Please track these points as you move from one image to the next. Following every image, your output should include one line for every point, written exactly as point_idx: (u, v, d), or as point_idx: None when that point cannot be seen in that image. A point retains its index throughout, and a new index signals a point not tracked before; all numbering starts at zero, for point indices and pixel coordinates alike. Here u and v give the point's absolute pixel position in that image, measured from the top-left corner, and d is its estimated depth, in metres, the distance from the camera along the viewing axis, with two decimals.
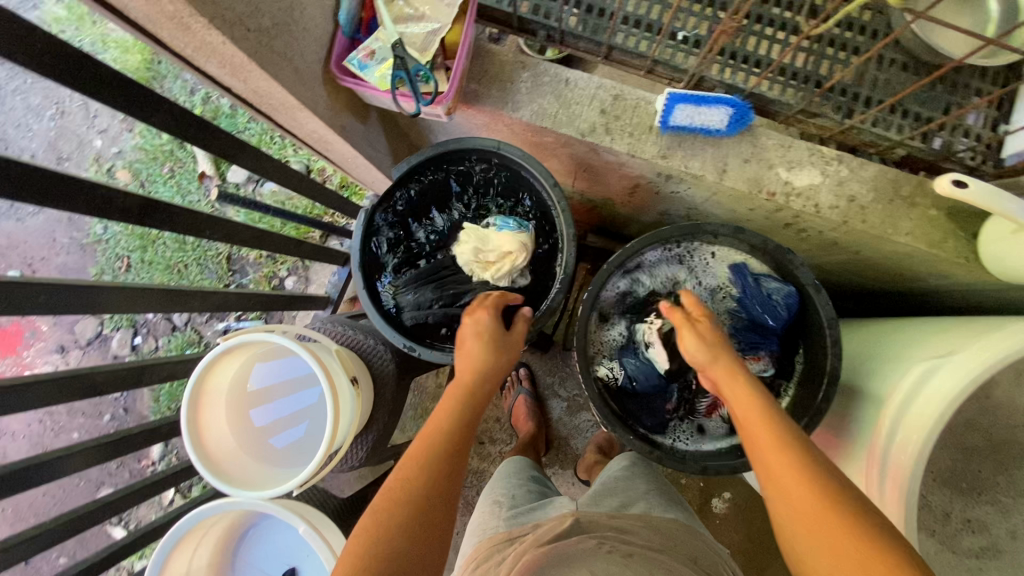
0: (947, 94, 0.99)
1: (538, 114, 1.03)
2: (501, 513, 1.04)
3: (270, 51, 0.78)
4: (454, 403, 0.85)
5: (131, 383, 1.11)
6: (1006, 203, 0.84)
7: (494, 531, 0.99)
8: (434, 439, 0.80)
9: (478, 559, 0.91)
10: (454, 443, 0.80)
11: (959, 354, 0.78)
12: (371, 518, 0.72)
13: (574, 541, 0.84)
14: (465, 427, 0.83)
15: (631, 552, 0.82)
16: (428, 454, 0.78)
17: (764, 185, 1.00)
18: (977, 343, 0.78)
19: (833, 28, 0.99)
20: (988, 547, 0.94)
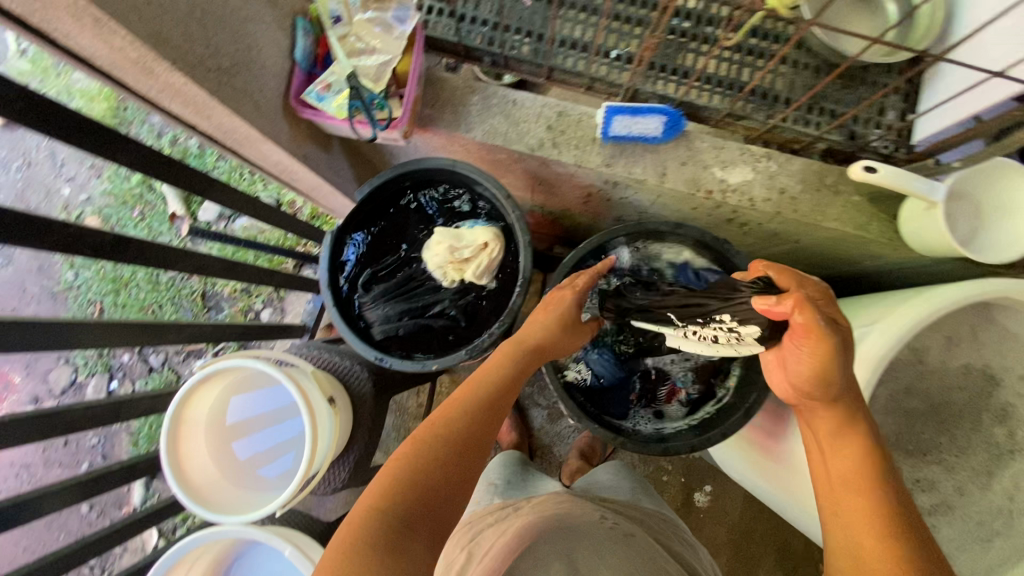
0: (857, 92, 1.09)
1: (489, 133, 1.10)
2: (495, 490, 1.14)
3: (231, 88, 0.83)
4: (507, 361, 0.88)
5: (108, 419, 1.12)
6: (913, 184, 0.93)
7: (490, 504, 1.08)
8: (479, 390, 0.83)
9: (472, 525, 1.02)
10: (499, 401, 0.83)
11: (876, 327, 0.87)
12: (407, 450, 0.74)
13: (580, 515, 0.91)
14: (511, 385, 0.86)
15: (632, 534, 0.89)
16: (472, 403, 0.81)
17: (701, 184, 1.08)
18: (889, 315, 0.87)
19: (747, 39, 1.10)
20: (937, 504, 1.02)
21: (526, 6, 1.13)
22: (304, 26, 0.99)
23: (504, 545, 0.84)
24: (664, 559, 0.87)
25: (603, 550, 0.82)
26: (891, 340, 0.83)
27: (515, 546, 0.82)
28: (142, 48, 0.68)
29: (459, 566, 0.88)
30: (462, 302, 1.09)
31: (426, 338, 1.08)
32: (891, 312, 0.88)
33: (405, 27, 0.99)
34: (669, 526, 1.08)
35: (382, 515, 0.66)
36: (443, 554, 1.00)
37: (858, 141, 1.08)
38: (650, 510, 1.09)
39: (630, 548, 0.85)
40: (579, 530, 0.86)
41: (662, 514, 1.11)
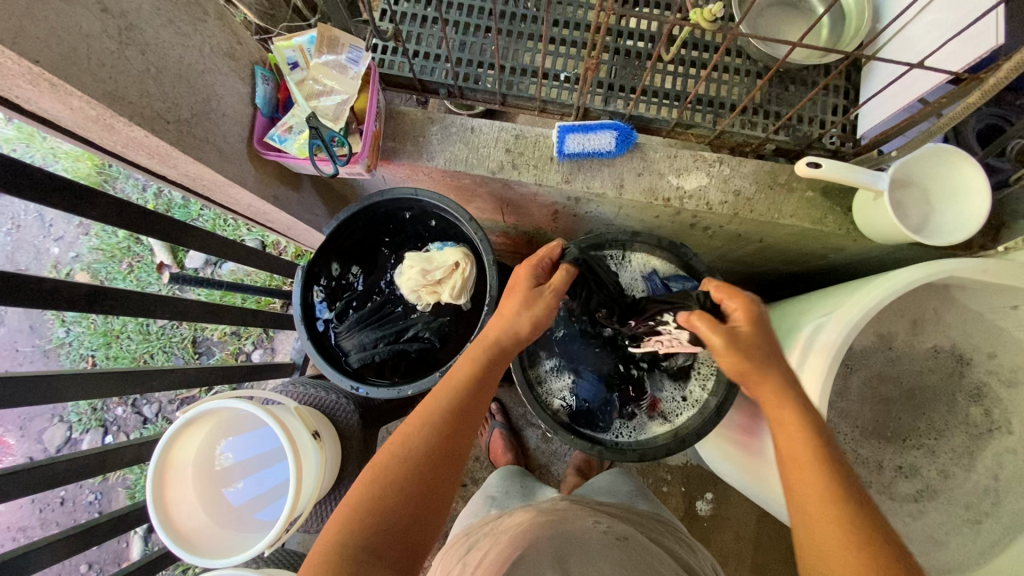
0: (798, 93, 1.13)
1: (451, 160, 1.14)
2: (491, 502, 1.11)
3: (192, 137, 0.87)
4: (474, 364, 0.85)
5: (93, 470, 1.13)
6: (859, 176, 0.96)
7: (485, 515, 1.04)
8: (445, 398, 0.81)
9: (466, 536, 0.98)
10: (468, 409, 0.81)
11: (831, 318, 0.89)
12: (373, 474, 0.75)
13: (574, 518, 0.86)
14: (483, 390, 0.84)
15: (627, 534, 0.84)
16: (437, 417, 0.79)
17: (659, 193, 1.12)
18: (841, 305, 0.90)
19: (684, 52, 1.15)
20: (922, 490, 1.01)
21: (477, 40, 1.19)
22: (263, 74, 1.04)
23: (491, 561, 0.78)
24: (661, 562, 0.81)
25: (595, 555, 0.76)
26: (844, 331, 0.85)
27: (501, 562, 0.76)
28: (100, 106, 0.72)
29: None
30: (435, 325, 1.11)
31: (401, 363, 1.10)
32: (843, 301, 0.90)
33: (359, 66, 1.04)
34: (670, 529, 1.00)
35: (343, 547, 0.67)
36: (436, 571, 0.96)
37: (805, 138, 1.12)
38: (647, 511, 1.03)
39: (623, 551, 0.78)
40: (571, 535, 0.81)
41: (666, 519, 1.03)
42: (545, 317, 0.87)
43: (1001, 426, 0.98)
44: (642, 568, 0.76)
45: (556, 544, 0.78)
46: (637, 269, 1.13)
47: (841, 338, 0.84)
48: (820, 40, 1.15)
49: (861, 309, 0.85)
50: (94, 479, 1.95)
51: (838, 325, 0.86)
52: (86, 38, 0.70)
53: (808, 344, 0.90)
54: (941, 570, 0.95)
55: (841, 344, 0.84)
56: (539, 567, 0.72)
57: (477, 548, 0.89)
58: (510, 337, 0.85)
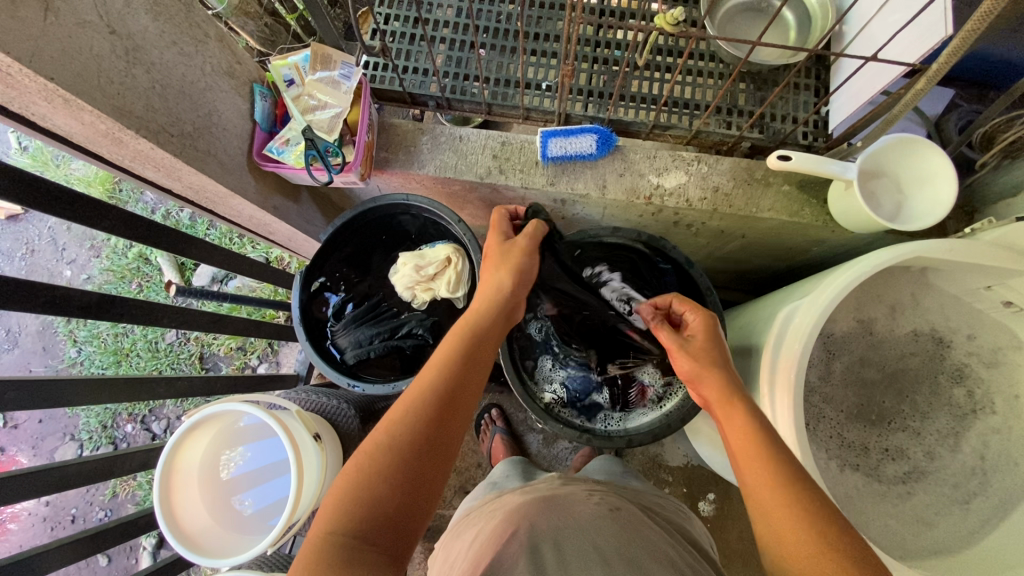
0: (768, 92, 1.19)
1: (441, 167, 1.20)
2: (490, 488, 1.13)
3: (193, 149, 0.93)
4: (459, 341, 0.83)
5: (102, 474, 1.17)
6: (828, 166, 1.00)
7: (485, 497, 1.07)
8: (427, 378, 0.77)
9: (466, 517, 1.01)
10: (455, 392, 0.77)
11: (787, 338, 0.92)
12: (360, 461, 0.71)
13: (568, 492, 0.88)
14: (472, 369, 0.81)
15: (620, 506, 0.86)
16: (418, 399, 0.76)
17: (640, 192, 1.17)
18: (797, 311, 0.93)
19: (654, 57, 1.22)
20: (911, 471, 1.01)
21: (462, 54, 1.25)
22: (261, 91, 1.11)
23: (489, 535, 0.81)
24: (652, 532, 0.82)
25: (588, 527, 0.78)
26: (800, 347, 0.88)
27: (500, 534, 0.79)
28: (108, 120, 0.78)
29: (453, 558, 0.86)
30: (428, 322, 1.16)
31: (396, 360, 1.14)
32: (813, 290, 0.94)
33: (351, 81, 1.11)
34: (664, 503, 1.01)
35: (331, 535, 0.64)
36: (439, 551, 0.99)
37: (778, 135, 1.17)
38: (642, 487, 1.04)
39: (615, 521, 0.80)
40: (565, 505, 0.83)
41: (658, 494, 1.05)
42: (529, 269, 0.93)
43: (983, 407, 1.00)
44: (635, 538, 0.78)
45: (549, 517, 0.80)
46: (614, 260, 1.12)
47: (799, 355, 0.87)
48: (789, 41, 1.22)
49: (811, 324, 0.88)
50: (105, 496, 1.99)
51: (794, 343, 0.89)
52: (97, 58, 0.76)
53: (772, 367, 0.93)
54: (932, 551, 0.96)
55: (801, 360, 0.87)
56: (533, 539, 0.75)
57: (476, 526, 0.91)
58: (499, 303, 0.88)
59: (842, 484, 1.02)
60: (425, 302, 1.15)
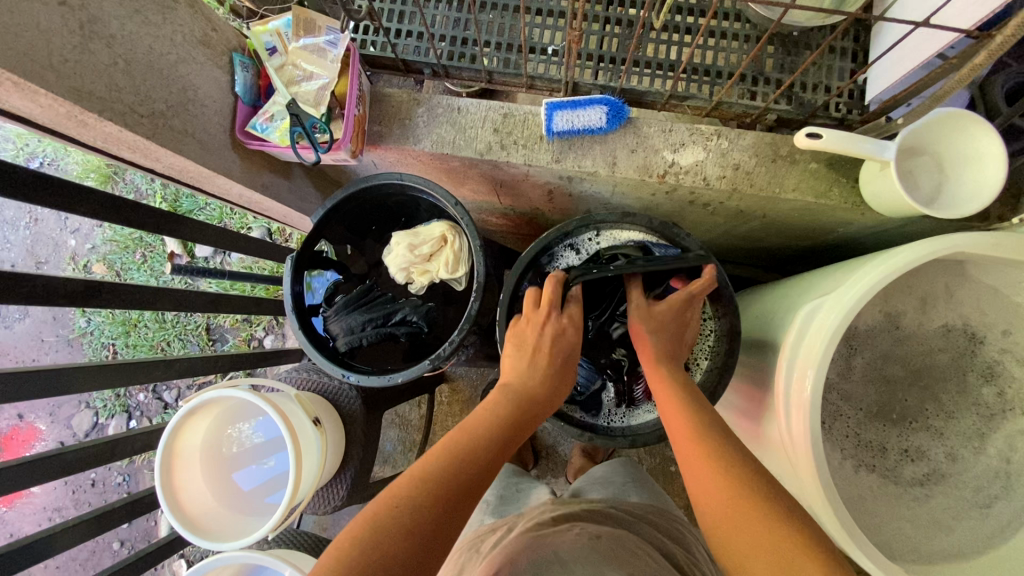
0: (804, 56, 1.08)
1: (438, 143, 1.12)
2: (484, 513, 1.10)
3: (168, 130, 0.86)
4: (494, 432, 0.81)
5: (105, 458, 1.17)
6: (861, 144, 0.90)
7: (479, 528, 1.04)
8: (462, 457, 0.76)
9: (460, 553, 0.98)
10: (478, 482, 0.74)
11: (799, 360, 0.84)
12: (358, 532, 0.65)
13: (551, 526, 0.84)
14: (493, 462, 0.78)
15: (601, 531, 0.82)
16: (446, 472, 0.73)
17: (653, 169, 1.08)
18: (811, 328, 0.85)
19: (671, 17, 1.10)
20: (930, 473, 0.95)
21: (460, 15, 1.14)
22: (242, 61, 1.02)
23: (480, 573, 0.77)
24: (637, 553, 0.78)
25: (565, 558, 0.74)
26: (812, 376, 0.80)
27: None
28: (65, 103, 0.71)
29: None
30: (423, 309, 1.10)
31: (390, 347, 1.09)
32: (828, 297, 0.86)
33: (338, 49, 1.02)
34: (669, 519, 0.98)
35: None
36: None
37: (810, 107, 1.06)
38: (640, 503, 1.00)
39: (593, 548, 0.76)
40: (546, 542, 0.79)
41: (660, 507, 1.01)
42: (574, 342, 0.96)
43: (1015, 408, 0.93)
44: (617, 563, 0.73)
45: (530, 555, 0.76)
46: (619, 242, 1.05)
47: (810, 392, 0.80)
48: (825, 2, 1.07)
49: (820, 351, 0.80)
50: (121, 462, 2.05)
51: (804, 373, 0.82)
52: (46, 33, 0.69)
53: (784, 396, 0.85)
54: (948, 556, 0.91)
55: (812, 388, 0.79)
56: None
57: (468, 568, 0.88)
58: (534, 381, 0.90)
59: (855, 486, 0.96)
60: (420, 285, 1.10)
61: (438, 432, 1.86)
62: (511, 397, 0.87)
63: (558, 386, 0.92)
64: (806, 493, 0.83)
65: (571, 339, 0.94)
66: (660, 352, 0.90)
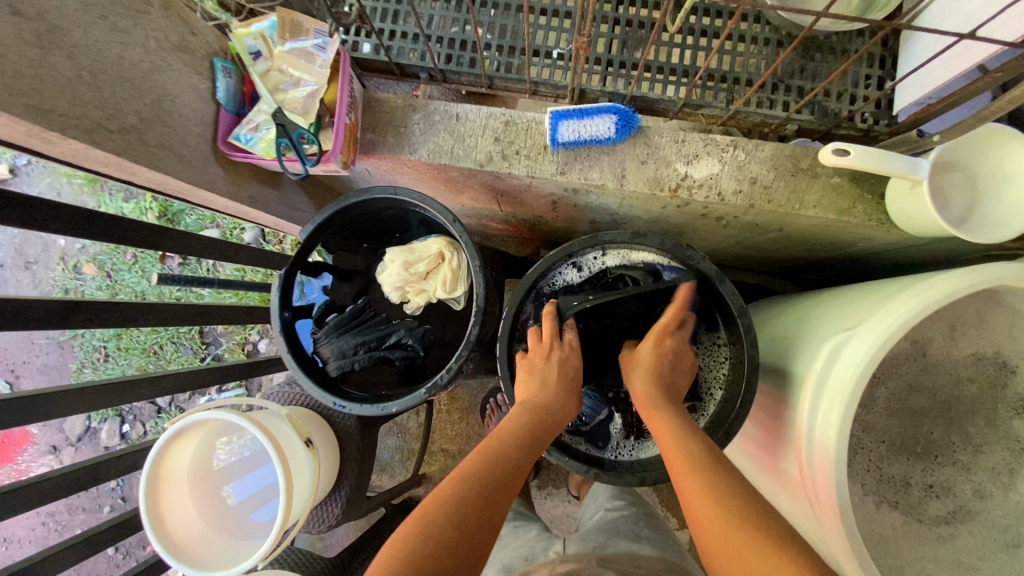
0: (828, 62, 1.01)
1: (434, 152, 1.05)
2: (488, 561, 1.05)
3: (142, 145, 0.80)
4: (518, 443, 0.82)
5: (88, 482, 1.12)
6: (891, 162, 0.83)
7: None
8: (492, 465, 0.78)
9: None
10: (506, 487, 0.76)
11: (822, 403, 0.77)
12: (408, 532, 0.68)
13: None
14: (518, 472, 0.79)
15: None
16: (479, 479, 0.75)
17: (664, 183, 1.01)
18: (836, 364, 0.77)
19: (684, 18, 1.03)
20: (956, 511, 0.89)
21: (459, 15, 1.07)
22: (224, 66, 0.95)
23: None
24: None
25: None
26: (837, 422, 0.74)
27: None
28: (23, 122, 0.65)
29: None
30: (418, 330, 1.04)
31: (384, 372, 1.04)
32: (856, 330, 0.78)
33: (327, 54, 0.95)
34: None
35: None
36: None
37: (832, 117, 1.00)
38: (651, 556, 0.94)
39: None
40: None
41: (672, 561, 0.95)
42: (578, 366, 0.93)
43: None
44: None
45: None
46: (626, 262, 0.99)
47: (835, 439, 0.73)
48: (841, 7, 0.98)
49: (847, 394, 0.74)
50: None
51: (829, 416, 0.75)
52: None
53: (806, 438, 0.78)
54: None
55: (838, 436, 0.73)
56: None
57: None
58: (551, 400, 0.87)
59: (877, 524, 0.91)
60: (416, 305, 1.04)
61: (436, 441, 1.81)
62: (528, 411, 0.85)
63: (573, 404, 0.90)
64: (827, 543, 0.77)
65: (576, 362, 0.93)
66: (656, 384, 0.86)
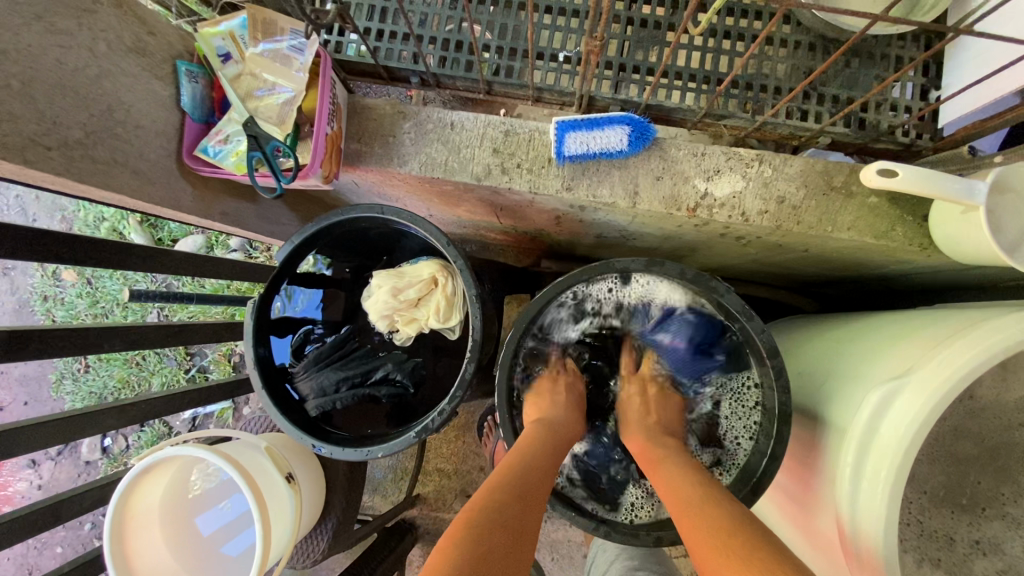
0: (866, 68, 0.91)
1: (427, 165, 0.95)
2: None
3: (89, 161, 0.70)
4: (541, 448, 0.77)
5: (49, 522, 1.02)
6: (945, 184, 0.73)
7: None
8: (518, 469, 0.72)
9: None
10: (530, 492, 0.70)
11: (865, 460, 0.68)
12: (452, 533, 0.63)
13: None
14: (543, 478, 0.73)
15: None
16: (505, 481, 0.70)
17: (682, 201, 0.91)
18: (882, 418, 0.68)
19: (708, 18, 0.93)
20: (1006, 571, 0.80)
21: (454, 13, 0.97)
22: (189, 70, 0.85)
23: None
24: None
25: None
26: (888, 483, 0.65)
27: None
28: None
29: None
30: (409, 364, 0.96)
31: (370, 409, 0.94)
32: (902, 383, 0.68)
33: (305, 56, 0.85)
34: None
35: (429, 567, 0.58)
36: None
37: (872, 131, 0.90)
38: None
39: None
40: None
41: None
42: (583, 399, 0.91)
43: None
44: None
45: None
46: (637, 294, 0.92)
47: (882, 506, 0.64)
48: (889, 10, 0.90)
49: (897, 456, 0.64)
50: None
51: (875, 480, 0.66)
52: None
53: (846, 501, 0.69)
54: None
55: (890, 501, 0.64)
56: None
57: None
58: (560, 415, 0.84)
59: None
60: (404, 336, 0.94)
61: (431, 460, 1.72)
62: (541, 428, 0.80)
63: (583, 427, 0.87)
64: None
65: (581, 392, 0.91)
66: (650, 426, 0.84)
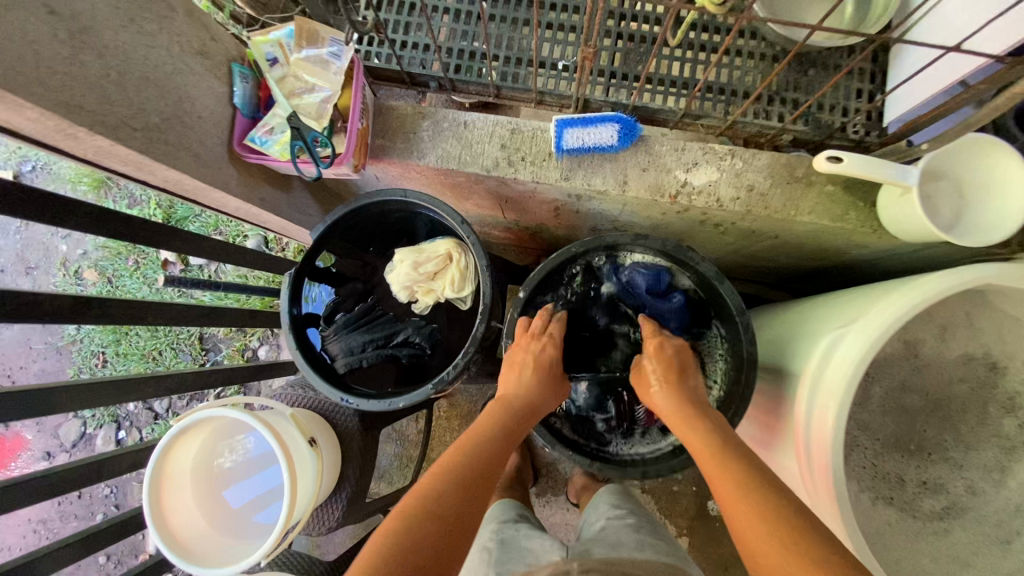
0: (820, 76, 1.07)
1: (444, 158, 1.08)
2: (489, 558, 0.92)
3: (163, 143, 0.82)
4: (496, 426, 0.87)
5: (90, 480, 1.12)
6: (886, 170, 0.87)
7: None
8: (476, 445, 0.83)
9: None
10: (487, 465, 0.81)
11: (818, 395, 0.80)
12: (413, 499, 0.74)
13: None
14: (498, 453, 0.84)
15: None
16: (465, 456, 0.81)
17: (665, 189, 1.04)
18: (831, 360, 0.81)
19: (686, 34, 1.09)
20: (949, 507, 0.91)
21: (468, 28, 1.12)
22: (241, 71, 0.99)
23: None
24: None
25: None
26: (836, 409, 0.76)
27: None
28: (54, 117, 0.67)
29: None
30: (426, 329, 1.08)
31: (391, 370, 1.06)
32: (852, 327, 0.81)
33: (341, 61, 0.99)
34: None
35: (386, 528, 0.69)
36: None
37: (826, 128, 1.06)
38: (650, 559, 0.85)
39: None
40: None
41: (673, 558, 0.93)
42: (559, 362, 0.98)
43: None
44: None
45: None
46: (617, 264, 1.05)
47: (831, 434, 0.76)
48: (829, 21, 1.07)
49: (842, 386, 0.76)
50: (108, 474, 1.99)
51: (825, 412, 0.77)
52: (33, 45, 0.65)
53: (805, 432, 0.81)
54: None
55: (835, 425, 0.75)
56: None
57: None
58: (525, 387, 0.93)
59: (872, 520, 0.92)
60: (422, 305, 1.07)
61: (435, 448, 1.81)
62: (501, 407, 0.91)
63: (550, 395, 0.95)
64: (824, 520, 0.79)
65: (556, 352, 0.97)
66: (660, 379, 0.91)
